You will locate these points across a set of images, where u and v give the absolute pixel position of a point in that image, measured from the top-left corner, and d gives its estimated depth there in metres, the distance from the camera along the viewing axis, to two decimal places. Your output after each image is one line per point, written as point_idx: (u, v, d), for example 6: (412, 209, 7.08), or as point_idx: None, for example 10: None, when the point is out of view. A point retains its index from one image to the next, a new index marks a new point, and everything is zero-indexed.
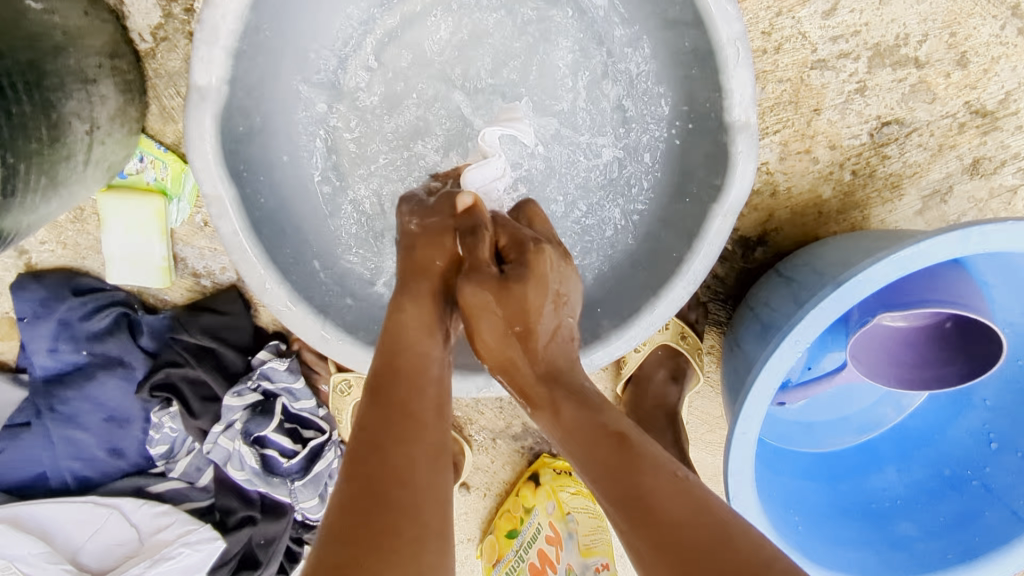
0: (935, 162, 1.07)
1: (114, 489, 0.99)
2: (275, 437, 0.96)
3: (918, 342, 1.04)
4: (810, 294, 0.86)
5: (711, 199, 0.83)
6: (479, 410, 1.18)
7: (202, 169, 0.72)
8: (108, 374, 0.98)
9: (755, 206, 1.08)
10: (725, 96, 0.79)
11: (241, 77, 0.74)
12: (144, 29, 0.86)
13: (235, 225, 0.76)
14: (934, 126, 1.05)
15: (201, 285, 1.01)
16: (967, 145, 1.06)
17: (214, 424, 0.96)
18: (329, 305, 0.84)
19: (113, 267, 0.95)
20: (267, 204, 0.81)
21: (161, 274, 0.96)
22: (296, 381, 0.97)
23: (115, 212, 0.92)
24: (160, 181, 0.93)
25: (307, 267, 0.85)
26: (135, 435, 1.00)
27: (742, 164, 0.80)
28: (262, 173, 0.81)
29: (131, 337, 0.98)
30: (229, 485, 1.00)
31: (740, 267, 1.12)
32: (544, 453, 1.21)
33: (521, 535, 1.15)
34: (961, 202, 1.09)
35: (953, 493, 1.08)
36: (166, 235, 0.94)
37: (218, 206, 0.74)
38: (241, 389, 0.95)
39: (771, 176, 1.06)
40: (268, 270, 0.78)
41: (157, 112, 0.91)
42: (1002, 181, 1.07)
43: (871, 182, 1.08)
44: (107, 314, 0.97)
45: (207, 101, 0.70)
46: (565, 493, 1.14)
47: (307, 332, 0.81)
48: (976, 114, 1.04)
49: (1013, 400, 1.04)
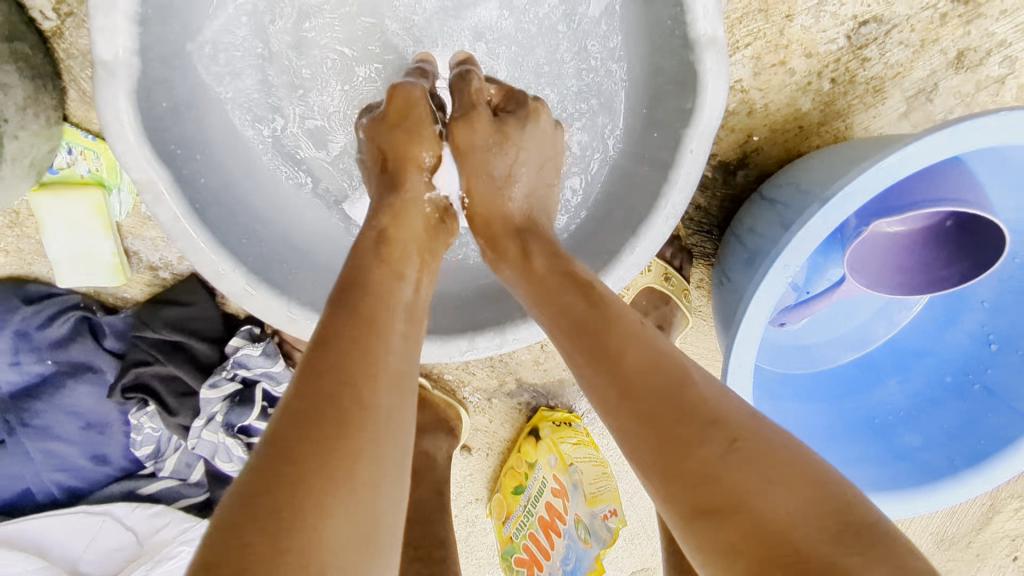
0: (918, 60, 1.01)
1: (104, 495, 0.97)
2: (260, 425, 0.93)
3: (915, 250, 1.01)
4: (796, 214, 0.81)
5: (683, 123, 0.78)
6: (470, 372, 1.15)
7: (125, 152, 0.67)
8: (78, 381, 0.94)
9: (732, 127, 1.02)
10: (687, 9, 0.73)
11: (153, 46, 0.67)
12: (45, 6, 0.78)
13: (175, 209, 0.70)
14: (914, 20, 0.98)
15: (160, 278, 0.95)
16: (951, 37, 1.00)
17: (194, 419, 0.92)
18: (292, 284, 0.79)
19: (62, 270, 0.90)
20: (209, 184, 0.76)
21: (114, 270, 0.91)
22: (275, 364, 0.93)
23: (51, 211, 0.86)
24: (95, 173, 0.86)
25: (263, 246, 0.79)
26: (117, 440, 0.97)
27: (713, 83, 0.75)
28: (199, 151, 0.75)
29: (95, 341, 0.94)
30: (221, 478, 0.97)
31: (722, 195, 1.07)
32: (543, 407, 1.19)
33: (527, 490, 1.14)
34: (948, 99, 1.03)
35: (955, 400, 1.06)
36: (111, 229, 0.88)
37: (151, 190, 0.69)
38: (217, 380, 0.91)
39: (746, 94, 1.00)
40: (219, 255, 0.73)
41: (77, 98, 0.84)
42: (989, 72, 1.02)
43: (852, 88, 1.02)
44: (65, 320, 0.93)
45: (118, 77, 0.64)
46: (566, 445, 1.12)
47: (273, 315, 0.76)
48: (957, 2, 0.98)
49: (1012, 299, 1.01)
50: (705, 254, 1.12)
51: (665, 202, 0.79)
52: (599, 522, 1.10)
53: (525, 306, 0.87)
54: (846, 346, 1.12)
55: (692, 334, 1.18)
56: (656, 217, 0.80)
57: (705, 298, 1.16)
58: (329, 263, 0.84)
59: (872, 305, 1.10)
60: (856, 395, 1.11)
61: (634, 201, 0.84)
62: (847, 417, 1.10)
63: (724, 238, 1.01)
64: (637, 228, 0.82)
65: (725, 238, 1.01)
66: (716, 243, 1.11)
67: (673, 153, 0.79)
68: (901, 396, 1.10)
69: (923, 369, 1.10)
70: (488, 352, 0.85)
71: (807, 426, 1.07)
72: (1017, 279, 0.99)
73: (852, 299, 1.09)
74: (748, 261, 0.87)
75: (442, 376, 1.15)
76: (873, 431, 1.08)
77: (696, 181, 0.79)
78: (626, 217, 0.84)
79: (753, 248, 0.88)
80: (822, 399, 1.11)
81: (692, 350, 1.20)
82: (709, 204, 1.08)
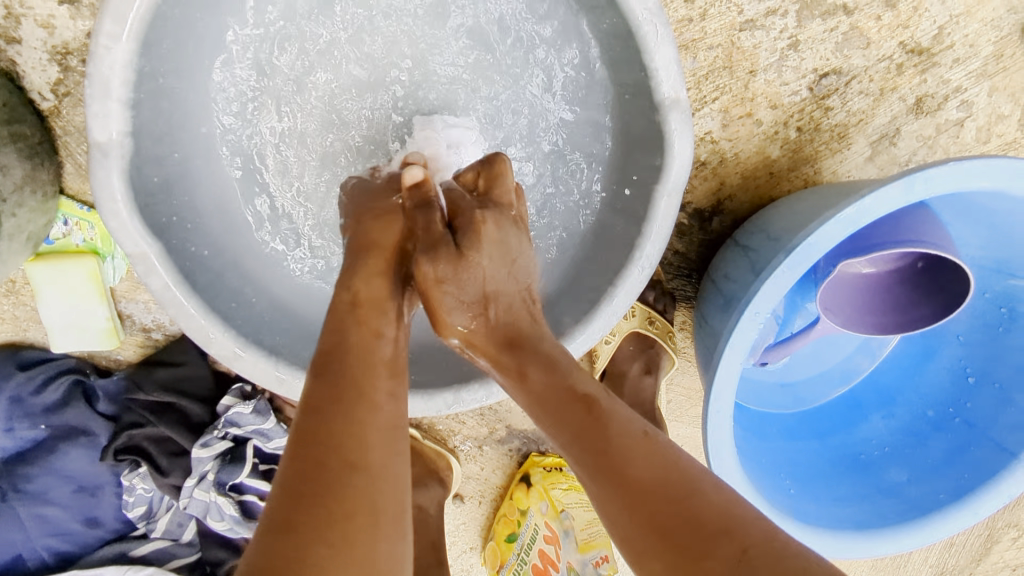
0: (879, 107, 1.06)
1: (96, 558, 0.97)
2: (251, 482, 0.94)
3: (887, 288, 1.04)
4: (766, 262, 0.84)
5: (654, 180, 0.82)
6: (460, 420, 1.16)
7: (118, 228, 0.70)
8: (71, 445, 0.95)
9: (705, 175, 1.06)
10: (651, 75, 0.77)
11: (145, 127, 0.71)
12: (43, 87, 0.83)
13: (166, 279, 0.73)
14: (872, 70, 1.03)
15: (153, 339, 0.97)
16: (908, 85, 1.05)
17: (185, 479, 0.93)
18: (280, 345, 0.81)
19: (56, 336, 0.92)
20: (199, 251, 0.79)
21: (108, 334, 0.93)
22: (265, 421, 0.95)
23: (47, 279, 0.89)
24: (90, 242, 0.90)
25: (251, 308, 0.82)
26: (110, 502, 0.98)
27: (679, 142, 0.79)
28: (190, 221, 0.79)
29: (87, 405, 0.95)
30: (213, 537, 0.97)
31: (699, 240, 1.11)
32: (533, 452, 1.20)
33: (520, 538, 1.14)
34: (910, 142, 1.08)
35: (938, 434, 1.07)
36: (105, 295, 0.91)
37: (143, 262, 0.72)
38: (209, 439, 0.93)
39: (716, 144, 1.05)
40: (209, 320, 0.76)
41: (72, 171, 0.87)
42: (947, 116, 1.07)
43: (818, 136, 1.06)
44: (58, 385, 0.94)
45: (111, 157, 0.68)
46: (557, 491, 1.14)
47: (262, 376, 0.79)
48: (912, 53, 1.03)
49: (986, 334, 1.03)
50: (687, 298, 1.15)
51: (641, 253, 0.82)
52: (591, 569, 1.10)
53: None
54: (828, 382, 1.14)
55: (678, 375, 1.20)
56: (633, 268, 0.83)
57: (689, 339, 1.18)
58: (316, 322, 0.86)
59: (852, 342, 1.12)
60: (841, 431, 1.13)
61: (611, 253, 0.87)
62: (833, 453, 1.12)
63: (702, 282, 1.04)
64: (614, 278, 0.85)
65: (703, 283, 1.04)
66: (696, 286, 1.14)
67: (645, 208, 0.82)
68: (886, 431, 1.12)
69: (906, 404, 1.12)
70: (473, 404, 0.87)
71: (793, 463, 1.09)
72: (989, 314, 1.02)
73: (832, 337, 1.11)
74: (724, 306, 0.90)
75: (433, 425, 1.17)
76: (860, 467, 1.09)
77: (669, 233, 0.82)
78: (604, 268, 0.87)
79: (728, 294, 0.91)
80: (807, 436, 1.13)
81: (679, 391, 1.22)
82: (687, 249, 1.11)
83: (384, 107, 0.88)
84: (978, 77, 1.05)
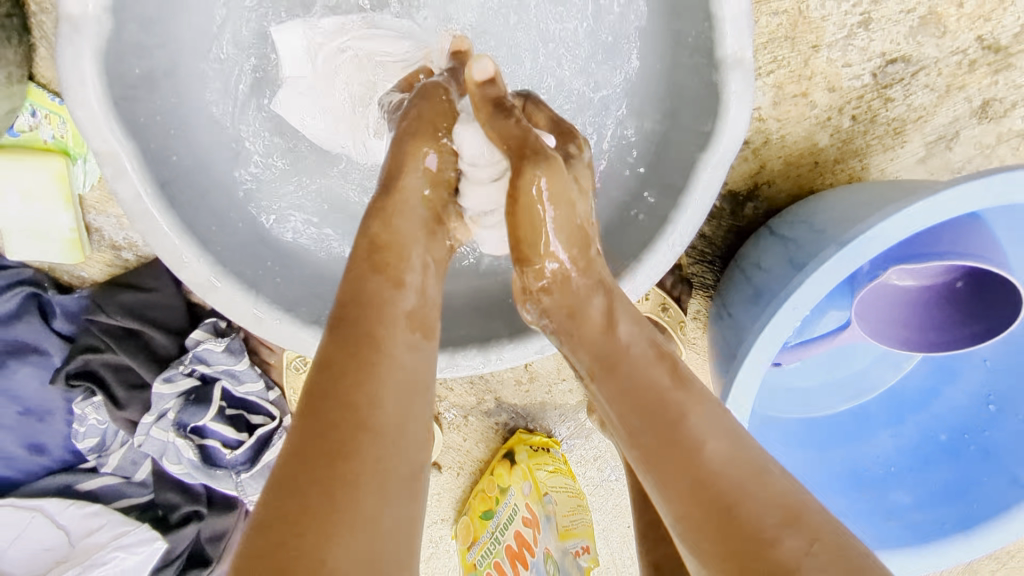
0: (942, 105, 0.97)
1: (39, 488, 0.89)
2: (215, 427, 0.86)
3: (925, 301, 0.98)
4: (808, 254, 0.76)
5: (700, 148, 0.73)
6: (448, 386, 1.09)
7: (86, 119, 0.60)
8: (21, 363, 0.87)
9: (744, 156, 0.98)
10: (716, 27, 0.68)
11: (130, 6, 0.61)
12: None
13: (138, 188, 0.63)
14: (942, 63, 0.94)
15: (122, 259, 0.88)
16: (977, 86, 0.96)
17: (143, 414, 0.86)
18: (262, 280, 0.72)
19: (12, 241, 0.83)
20: (181, 162, 0.69)
21: (71, 247, 0.84)
22: (238, 363, 0.87)
23: (7, 176, 0.79)
24: (60, 140, 0.79)
25: (234, 233, 0.73)
26: (59, 429, 0.89)
27: (736, 108, 0.70)
28: (174, 127, 0.69)
29: (43, 321, 0.87)
30: (170, 479, 0.90)
31: (728, 225, 1.02)
32: (520, 429, 1.14)
33: (496, 516, 1.08)
34: (967, 149, 1.00)
35: (949, 459, 1.03)
36: (72, 202, 0.81)
37: (112, 163, 0.62)
38: (173, 374, 0.85)
39: (763, 123, 0.96)
40: (184, 241, 0.66)
41: (46, 55, 0.76)
42: (1011, 125, 0.99)
43: (871, 128, 0.98)
44: (12, 296, 0.85)
45: (84, 35, 0.58)
46: (542, 472, 1.06)
47: (238, 312, 0.70)
48: (988, 50, 0.94)
49: (1018, 360, 0.97)
50: (704, 286, 1.07)
51: (672, 229, 0.74)
52: (570, 560, 1.02)
53: (512, 323, 0.82)
54: (843, 393, 1.08)
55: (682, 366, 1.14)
56: (661, 244, 0.75)
57: (700, 330, 1.11)
58: (308, 261, 0.78)
59: (871, 352, 1.06)
60: (848, 445, 1.07)
61: (633, 227, 0.79)
62: (836, 466, 1.06)
63: (728, 271, 0.96)
64: (640, 253, 0.76)
65: (729, 271, 0.96)
66: (716, 275, 1.06)
67: (685, 178, 0.74)
68: (893, 449, 1.06)
69: (918, 423, 1.07)
70: (471, 369, 0.80)
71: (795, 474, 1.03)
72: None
73: (854, 346, 1.05)
74: (752, 299, 0.82)
75: None
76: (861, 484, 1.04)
77: (707, 209, 0.74)
78: (627, 242, 0.79)
79: (759, 286, 0.83)
80: (810, 446, 1.07)
81: None
82: (714, 234, 1.03)
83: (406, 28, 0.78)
84: None
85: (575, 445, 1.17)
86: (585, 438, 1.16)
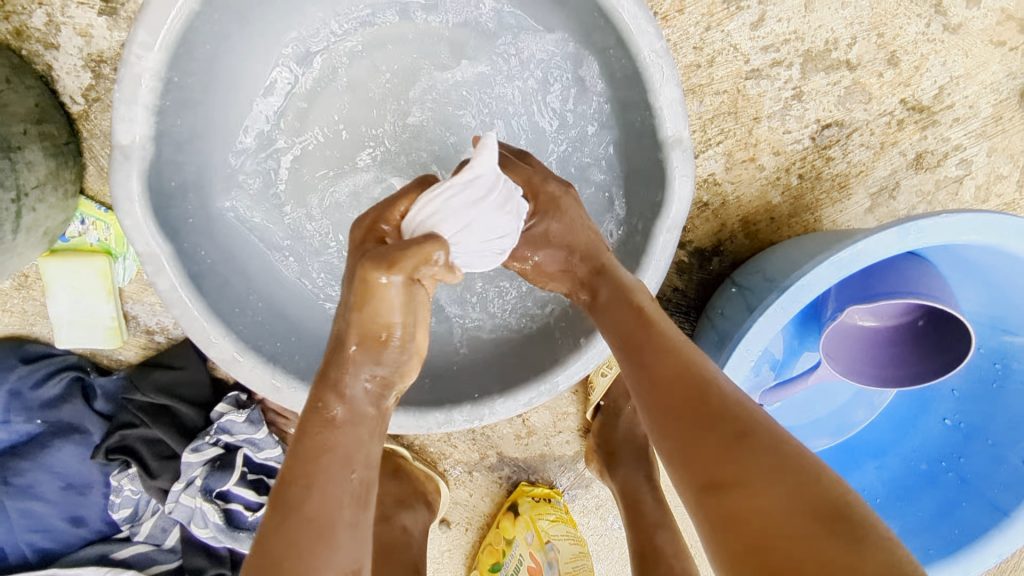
0: (880, 160, 1.08)
1: (78, 558, 0.97)
2: (238, 491, 0.94)
3: (889, 339, 1.06)
4: (760, 301, 0.86)
5: (654, 215, 0.84)
6: (451, 444, 1.16)
7: (132, 227, 0.72)
8: (64, 441, 0.97)
9: (705, 216, 1.09)
10: (655, 114, 0.80)
11: (167, 133, 0.74)
12: (75, 92, 0.87)
13: (172, 279, 0.75)
14: (873, 124, 1.06)
15: (155, 342, 1.00)
16: (908, 141, 1.08)
17: (173, 483, 0.94)
18: (278, 353, 0.83)
19: (61, 331, 0.94)
20: (208, 257, 0.81)
21: (112, 334, 0.95)
22: (257, 431, 0.95)
23: (58, 276, 0.91)
24: (104, 242, 0.92)
25: (252, 313, 0.84)
26: (96, 501, 0.98)
27: (680, 180, 0.81)
28: (203, 227, 0.81)
29: (85, 402, 0.97)
30: (197, 544, 0.98)
31: (699, 278, 1.12)
32: (523, 482, 1.20)
33: (504, 568, 1.14)
34: (909, 196, 1.10)
35: (930, 487, 1.07)
36: (112, 294, 0.93)
37: (152, 262, 0.74)
38: (200, 444, 0.93)
39: (719, 186, 1.07)
40: (211, 323, 0.77)
41: (94, 173, 0.91)
42: (947, 173, 1.09)
43: (819, 184, 1.09)
44: (59, 380, 0.96)
45: (132, 159, 0.71)
46: (543, 521, 1.12)
47: (257, 382, 0.80)
48: (913, 110, 1.06)
49: (980, 388, 1.03)
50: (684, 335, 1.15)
51: None
52: None
53: (503, 381, 0.91)
54: (824, 429, 1.13)
55: None
56: None
57: None
58: (315, 333, 0.88)
59: (848, 389, 1.12)
60: None
61: None
62: None
63: (700, 320, 1.05)
64: None
65: (700, 321, 1.05)
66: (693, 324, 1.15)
67: (644, 242, 0.85)
68: (877, 482, 1.11)
69: (898, 454, 1.12)
70: (466, 423, 0.88)
71: None
72: (983, 370, 1.02)
73: (829, 384, 1.11)
74: (717, 345, 0.91)
75: (424, 448, 1.16)
76: None
77: (667, 268, 0.85)
78: None
79: (723, 332, 0.92)
80: None
81: None
82: (687, 286, 1.13)
83: (396, 130, 0.92)
84: (977, 137, 1.08)
85: (577, 495, 1.23)
86: (585, 488, 1.22)
